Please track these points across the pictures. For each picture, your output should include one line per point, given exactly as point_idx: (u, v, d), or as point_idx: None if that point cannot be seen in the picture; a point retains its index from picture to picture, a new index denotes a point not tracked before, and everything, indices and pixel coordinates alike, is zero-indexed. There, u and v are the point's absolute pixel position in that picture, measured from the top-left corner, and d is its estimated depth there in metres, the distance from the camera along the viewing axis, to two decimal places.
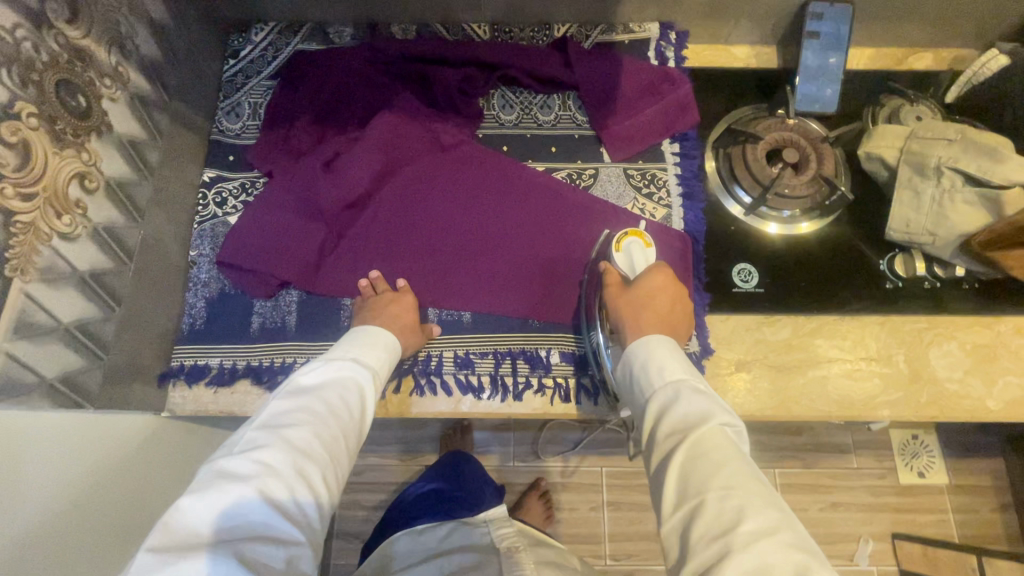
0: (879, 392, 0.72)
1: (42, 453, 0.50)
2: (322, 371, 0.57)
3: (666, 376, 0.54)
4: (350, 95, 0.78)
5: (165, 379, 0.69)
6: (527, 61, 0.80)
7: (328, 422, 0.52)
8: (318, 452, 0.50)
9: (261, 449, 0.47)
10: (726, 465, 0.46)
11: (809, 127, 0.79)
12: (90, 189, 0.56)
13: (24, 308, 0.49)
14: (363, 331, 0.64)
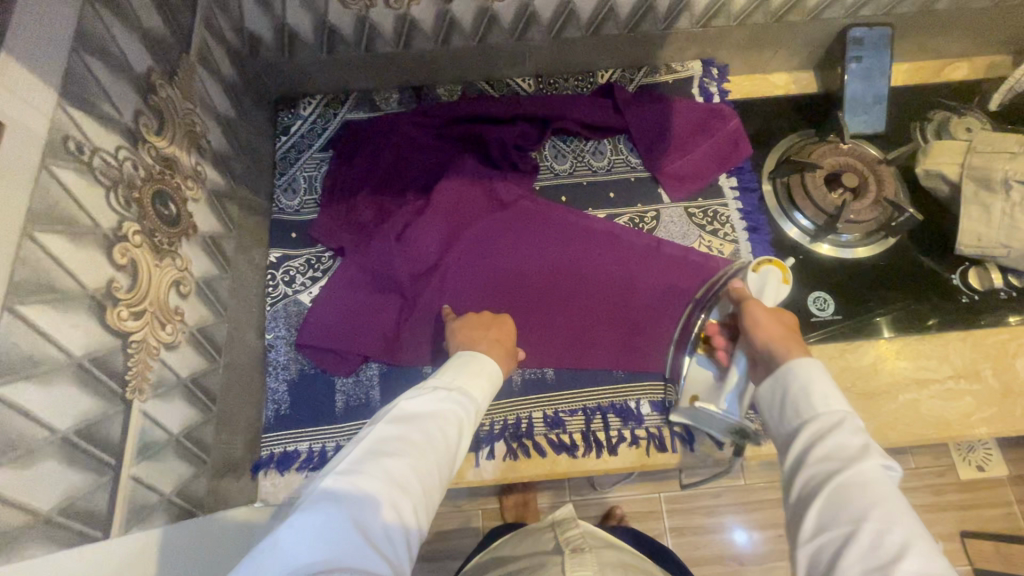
0: (974, 410, 0.71)
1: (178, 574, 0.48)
2: (421, 399, 0.53)
3: (829, 403, 0.49)
4: (409, 163, 0.79)
5: (257, 468, 0.68)
6: (577, 111, 0.81)
7: (426, 454, 0.48)
8: (412, 487, 0.46)
9: (359, 474, 0.44)
10: (886, 503, 0.41)
11: (865, 150, 0.79)
12: (184, 293, 0.56)
13: (143, 426, 0.48)
14: (464, 358, 0.60)
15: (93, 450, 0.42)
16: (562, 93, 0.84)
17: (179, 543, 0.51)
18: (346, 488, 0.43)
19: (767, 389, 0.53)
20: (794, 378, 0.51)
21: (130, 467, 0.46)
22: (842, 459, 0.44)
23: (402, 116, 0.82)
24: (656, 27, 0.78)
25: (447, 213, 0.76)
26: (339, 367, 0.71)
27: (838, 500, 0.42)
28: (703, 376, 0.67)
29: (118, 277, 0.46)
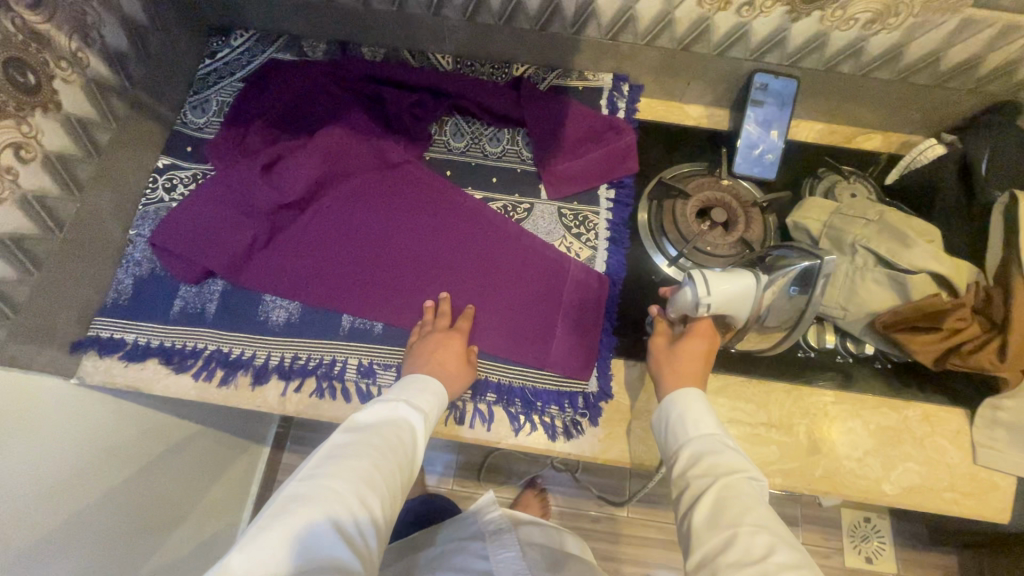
0: (774, 459, 0.71)
1: None
2: (376, 410, 0.59)
3: (700, 428, 0.59)
4: (308, 105, 0.82)
5: (79, 346, 0.71)
6: (480, 94, 0.84)
7: (387, 455, 0.54)
8: (379, 486, 0.52)
9: (323, 478, 0.50)
10: (756, 508, 0.50)
11: (742, 190, 0.81)
12: (25, 158, 0.60)
13: None
14: (427, 378, 0.65)
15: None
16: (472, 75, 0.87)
17: None
18: (313, 489, 0.48)
19: (655, 420, 0.64)
20: (671, 407, 0.62)
21: None
22: (712, 473, 0.54)
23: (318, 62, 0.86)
24: (566, 30, 0.81)
25: (329, 158, 0.79)
26: (188, 276, 0.75)
27: (721, 501, 0.52)
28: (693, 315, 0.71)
29: None
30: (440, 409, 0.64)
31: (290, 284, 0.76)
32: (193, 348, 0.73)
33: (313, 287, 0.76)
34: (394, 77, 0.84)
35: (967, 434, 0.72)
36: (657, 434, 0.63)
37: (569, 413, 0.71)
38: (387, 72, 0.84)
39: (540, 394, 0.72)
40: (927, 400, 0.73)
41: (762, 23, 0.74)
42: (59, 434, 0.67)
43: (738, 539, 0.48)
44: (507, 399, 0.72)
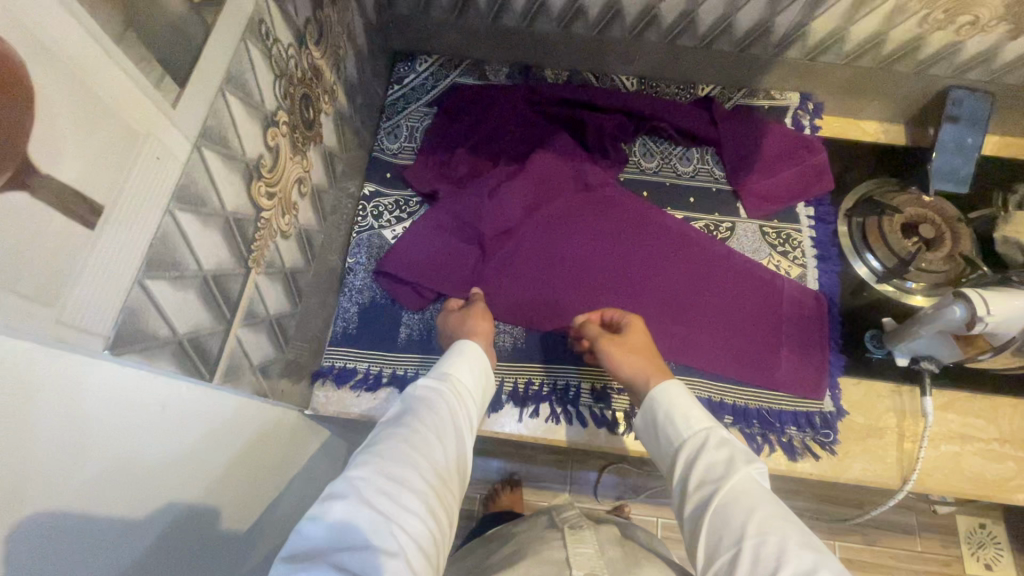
0: (1014, 476, 0.71)
1: (229, 436, 0.50)
2: (413, 392, 0.54)
3: (693, 424, 0.53)
4: (508, 130, 0.83)
5: (316, 375, 0.72)
6: (674, 115, 0.85)
7: (425, 433, 0.49)
8: (423, 465, 0.46)
9: (364, 463, 0.45)
10: (752, 511, 0.44)
11: (946, 205, 0.81)
12: (303, 192, 0.61)
13: (253, 298, 0.52)
14: (464, 346, 0.61)
15: (196, 361, 0.44)
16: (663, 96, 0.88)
17: (247, 413, 0.54)
18: (358, 475, 0.43)
19: (641, 427, 0.58)
20: (655, 406, 0.57)
21: (237, 327, 0.50)
22: (713, 479, 0.48)
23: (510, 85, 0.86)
24: (766, 51, 0.82)
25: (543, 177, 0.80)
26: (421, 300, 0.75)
27: (723, 509, 0.46)
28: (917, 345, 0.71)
29: (264, 156, 0.51)
30: (482, 375, 0.60)
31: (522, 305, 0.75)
32: (424, 376, 0.72)
33: (545, 308, 0.76)
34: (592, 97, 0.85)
35: None
36: (648, 441, 0.57)
37: (809, 433, 0.72)
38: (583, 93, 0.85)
39: (776, 414, 0.72)
40: None
41: (978, 41, 0.76)
42: (284, 472, 0.64)
43: (746, 552, 0.42)
44: (743, 420, 0.72)
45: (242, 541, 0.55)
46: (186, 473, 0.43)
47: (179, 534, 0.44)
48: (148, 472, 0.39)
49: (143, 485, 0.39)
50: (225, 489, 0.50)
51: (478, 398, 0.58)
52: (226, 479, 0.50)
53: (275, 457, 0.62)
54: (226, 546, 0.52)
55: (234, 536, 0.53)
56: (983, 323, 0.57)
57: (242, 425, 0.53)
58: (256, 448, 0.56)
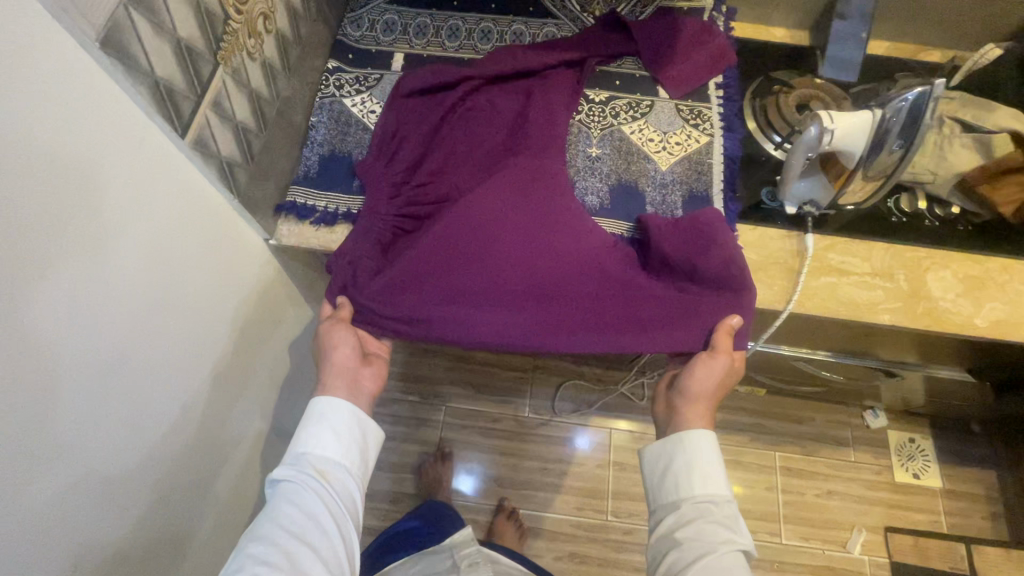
0: (882, 300, 0.83)
1: (179, 198, 0.61)
2: (287, 479, 0.69)
3: (705, 485, 0.71)
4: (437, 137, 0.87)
5: (280, 210, 0.82)
6: (596, 48, 0.96)
7: (294, 512, 0.65)
8: (294, 534, 0.63)
9: (253, 548, 0.62)
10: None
11: (833, 88, 0.95)
12: (267, 29, 0.72)
13: (221, 91, 0.63)
14: (319, 415, 0.73)
15: (170, 107, 0.55)
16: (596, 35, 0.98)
17: (200, 194, 0.64)
18: (249, 558, 0.60)
19: (652, 457, 0.76)
20: (681, 454, 0.73)
21: (208, 107, 0.61)
22: (707, 541, 0.65)
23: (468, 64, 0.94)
24: None
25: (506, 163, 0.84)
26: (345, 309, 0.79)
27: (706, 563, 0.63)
28: (802, 187, 0.83)
29: None
30: (349, 441, 0.73)
31: (468, 309, 0.77)
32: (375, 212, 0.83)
33: (490, 307, 0.77)
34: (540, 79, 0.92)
35: None
36: (653, 474, 0.75)
37: None
38: (532, 62, 0.92)
39: None
40: (1004, 254, 0.85)
41: None
42: (231, 277, 0.75)
43: None
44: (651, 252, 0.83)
45: (189, 308, 0.67)
46: (139, 212, 0.55)
47: (133, 248, 0.55)
48: (115, 171, 0.51)
49: (105, 189, 0.50)
50: (173, 242, 0.61)
51: (348, 463, 0.72)
52: (174, 238, 0.61)
53: (228, 258, 0.73)
54: (166, 313, 0.63)
55: (179, 295, 0.64)
56: (832, 134, 0.70)
57: (194, 200, 0.63)
58: (207, 231, 0.67)
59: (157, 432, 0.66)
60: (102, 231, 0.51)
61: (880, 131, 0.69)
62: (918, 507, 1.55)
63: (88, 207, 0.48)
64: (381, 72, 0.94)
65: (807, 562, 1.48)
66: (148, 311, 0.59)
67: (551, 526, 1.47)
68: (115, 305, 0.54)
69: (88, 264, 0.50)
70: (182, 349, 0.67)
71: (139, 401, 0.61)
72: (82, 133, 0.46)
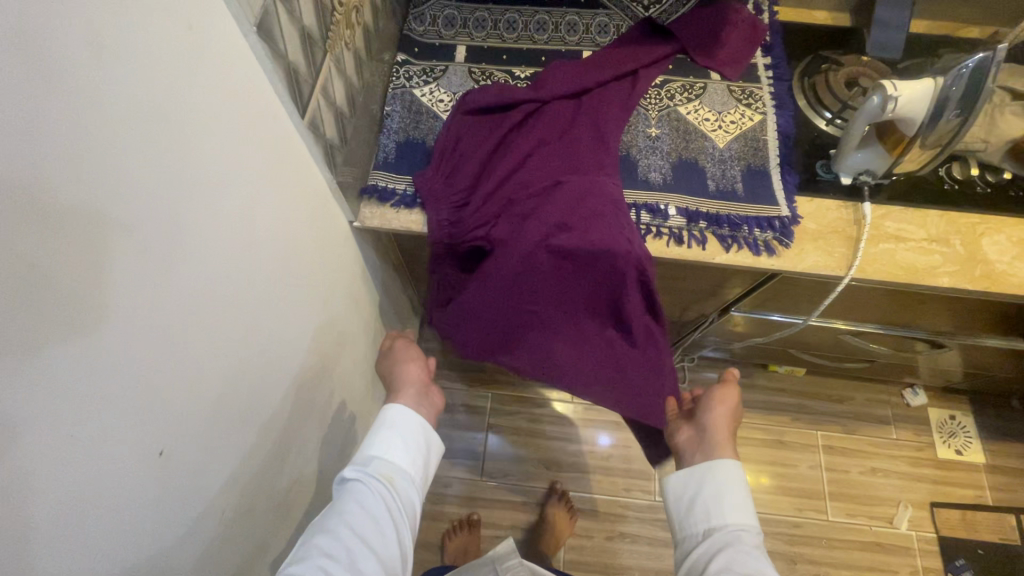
0: (940, 265, 0.86)
1: (295, 178, 0.66)
2: (354, 484, 0.73)
3: (735, 514, 0.74)
4: (493, 155, 0.90)
5: (362, 193, 0.87)
6: (645, 56, 0.99)
7: (364, 515, 0.69)
8: (360, 538, 0.67)
9: (319, 546, 0.66)
10: None
11: (880, 65, 0.99)
12: (357, 21, 0.77)
13: (327, 76, 0.68)
14: (388, 419, 0.78)
15: (295, 89, 0.60)
16: (637, 44, 1.00)
17: (310, 174, 0.70)
18: (315, 555, 0.65)
19: (677, 488, 0.81)
20: (709, 483, 0.77)
21: (319, 92, 0.66)
22: (737, 569, 0.68)
23: (531, 81, 0.96)
24: None
25: (558, 182, 0.86)
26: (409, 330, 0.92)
27: None
28: (863, 157, 0.86)
29: None
30: (415, 454, 0.78)
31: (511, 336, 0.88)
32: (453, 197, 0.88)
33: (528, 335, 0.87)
34: (593, 96, 0.95)
35: None
36: (682, 502, 0.80)
37: (769, 233, 0.87)
38: (589, 78, 0.95)
39: (743, 219, 0.87)
40: None
41: None
42: (323, 257, 0.80)
43: None
44: (716, 224, 0.87)
45: (294, 284, 0.72)
46: (265, 188, 0.60)
47: (259, 224, 0.60)
48: (251, 149, 0.55)
49: (244, 163, 0.55)
50: (287, 220, 0.66)
51: (410, 472, 0.77)
52: (288, 217, 0.66)
53: (324, 239, 0.78)
54: (278, 286, 0.67)
55: (287, 269, 0.69)
56: (896, 100, 0.73)
57: (304, 180, 0.68)
58: (311, 212, 0.73)
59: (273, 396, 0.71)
60: (243, 207, 0.56)
61: (942, 97, 0.73)
62: (962, 483, 1.56)
63: (235, 181, 0.54)
64: (445, 64, 0.99)
65: (855, 539, 1.50)
66: (267, 285, 0.64)
67: (599, 508, 1.50)
68: (246, 276, 0.59)
69: (230, 237, 0.55)
70: (289, 324, 0.72)
71: (260, 368, 0.66)
72: (233, 110, 0.51)
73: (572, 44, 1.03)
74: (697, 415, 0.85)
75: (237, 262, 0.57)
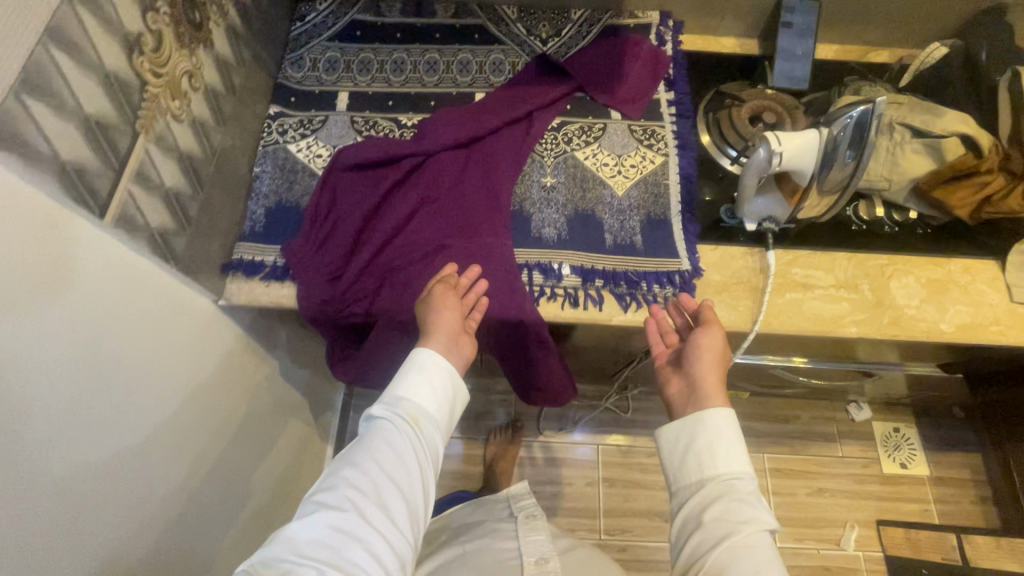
0: (848, 313, 0.82)
1: (117, 272, 0.57)
2: (377, 423, 0.65)
3: (730, 465, 0.64)
4: (376, 214, 0.83)
5: (227, 269, 0.79)
6: (539, 97, 0.92)
7: (389, 459, 0.62)
8: (387, 483, 0.61)
9: (340, 486, 0.60)
10: (766, 568, 0.56)
11: (785, 98, 0.94)
12: (194, 87, 0.69)
13: (144, 160, 0.60)
14: (419, 360, 0.68)
15: (83, 190, 0.51)
16: (532, 84, 0.94)
17: (139, 265, 0.61)
18: (336, 496, 0.59)
19: (667, 437, 0.69)
20: (701, 431, 0.67)
21: (129, 182, 0.58)
22: (730, 522, 0.60)
23: (415, 132, 0.89)
24: None
25: (443, 246, 0.80)
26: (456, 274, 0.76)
27: (732, 551, 0.58)
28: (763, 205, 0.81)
29: (146, 37, 0.59)
30: (444, 393, 0.68)
31: None
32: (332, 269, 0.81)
33: None
34: (484, 146, 0.88)
35: (1004, 279, 0.84)
36: (671, 451, 0.69)
37: (669, 289, 0.81)
38: (479, 126, 0.88)
39: (642, 276, 0.82)
40: (963, 254, 0.86)
41: None
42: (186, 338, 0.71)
43: None
44: (613, 282, 0.81)
45: (144, 383, 0.63)
46: (71, 299, 0.51)
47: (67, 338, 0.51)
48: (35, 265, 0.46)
49: (28, 282, 0.46)
50: (118, 319, 0.57)
51: (440, 417, 0.67)
52: (123, 307, 0.58)
53: (185, 320, 0.70)
54: (119, 391, 0.59)
55: (131, 370, 0.60)
56: (782, 156, 0.68)
57: (133, 273, 0.60)
58: (154, 302, 0.64)
59: (140, 474, 0.63)
60: (35, 330, 0.47)
61: (828, 149, 0.68)
62: (908, 497, 1.55)
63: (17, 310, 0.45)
64: (325, 113, 0.91)
65: (803, 565, 1.48)
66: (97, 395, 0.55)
67: None
68: (55, 404, 0.50)
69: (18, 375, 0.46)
70: (152, 399, 0.64)
71: (102, 488, 0.57)
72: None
73: (464, 85, 0.96)
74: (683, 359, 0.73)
75: (34, 395, 0.48)
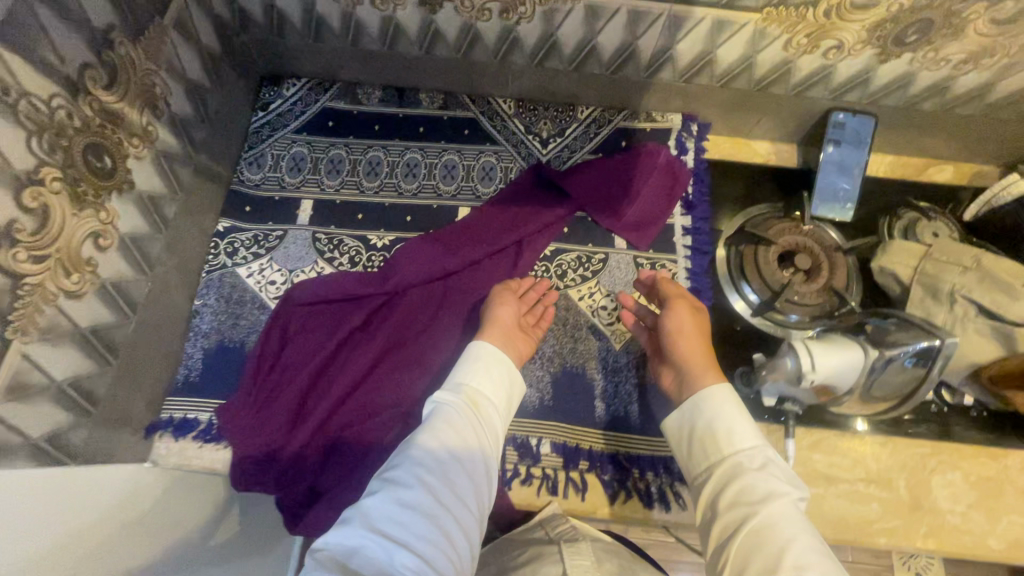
0: (878, 518, 0.69)
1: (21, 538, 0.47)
2: (435, 401, 0.57)
3: (741, 441, 0.54)
4: (333, 365, 0.72)
5: (153, 429, 0.68)
6: (532, 220, 0.78)
7: (453, 436, 0.53)
8: (456, 465, 0.51)
9: (401, 466, 0.51)
10: (794, 541, 0.45)
11: (825, 234, 0.80)
12: (103, 246, 0.57)
13: (20, 368, 0.49)
14: (477, 352, 0.62)
15: None
16: (524, 202, 0.80)
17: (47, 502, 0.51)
18: (398, 474, 0.50)
19: (674, 426, 0.59)
20: (703, 411, 0.57)
21: None
22: (748, 503, 0.49)
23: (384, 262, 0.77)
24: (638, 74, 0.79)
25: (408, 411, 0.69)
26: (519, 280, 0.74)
27: (753, 536, 0.46)
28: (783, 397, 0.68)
29: (22, 220, 0.47)
30: (503, 382, 0.60)
31: None
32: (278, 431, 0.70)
33: None
34: (464, 280, 0.76)
35: None
36: (679, 444, 0.58)
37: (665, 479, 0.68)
38: (457, 257, 0.75)
39: (636, 459, 0.69)
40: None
41: (849, 65, 0.73)
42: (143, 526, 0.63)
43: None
44: (600, 466, 0.69)
45: None
46: None
47: None
48: None
49: None
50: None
51: (500, 402, 0.59)
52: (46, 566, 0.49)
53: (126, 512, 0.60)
54: None
55: None
56: (816, 375, 0.56)
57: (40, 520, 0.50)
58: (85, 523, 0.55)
59: None
60: None
61: None
62: None
63: None
64: (284, 228, 0.79)
65: None
66: None
67: None
68: None
69: None
70: None
71: None
72: None
73: (447, 195, 0.82)
74: (666, 351, 0.66)
75: None
